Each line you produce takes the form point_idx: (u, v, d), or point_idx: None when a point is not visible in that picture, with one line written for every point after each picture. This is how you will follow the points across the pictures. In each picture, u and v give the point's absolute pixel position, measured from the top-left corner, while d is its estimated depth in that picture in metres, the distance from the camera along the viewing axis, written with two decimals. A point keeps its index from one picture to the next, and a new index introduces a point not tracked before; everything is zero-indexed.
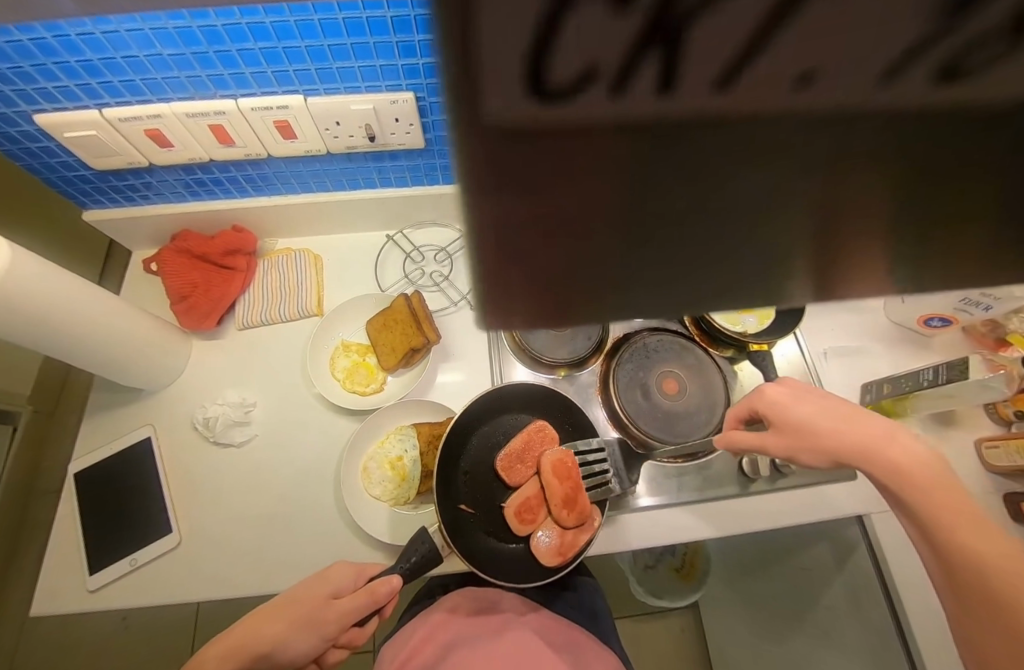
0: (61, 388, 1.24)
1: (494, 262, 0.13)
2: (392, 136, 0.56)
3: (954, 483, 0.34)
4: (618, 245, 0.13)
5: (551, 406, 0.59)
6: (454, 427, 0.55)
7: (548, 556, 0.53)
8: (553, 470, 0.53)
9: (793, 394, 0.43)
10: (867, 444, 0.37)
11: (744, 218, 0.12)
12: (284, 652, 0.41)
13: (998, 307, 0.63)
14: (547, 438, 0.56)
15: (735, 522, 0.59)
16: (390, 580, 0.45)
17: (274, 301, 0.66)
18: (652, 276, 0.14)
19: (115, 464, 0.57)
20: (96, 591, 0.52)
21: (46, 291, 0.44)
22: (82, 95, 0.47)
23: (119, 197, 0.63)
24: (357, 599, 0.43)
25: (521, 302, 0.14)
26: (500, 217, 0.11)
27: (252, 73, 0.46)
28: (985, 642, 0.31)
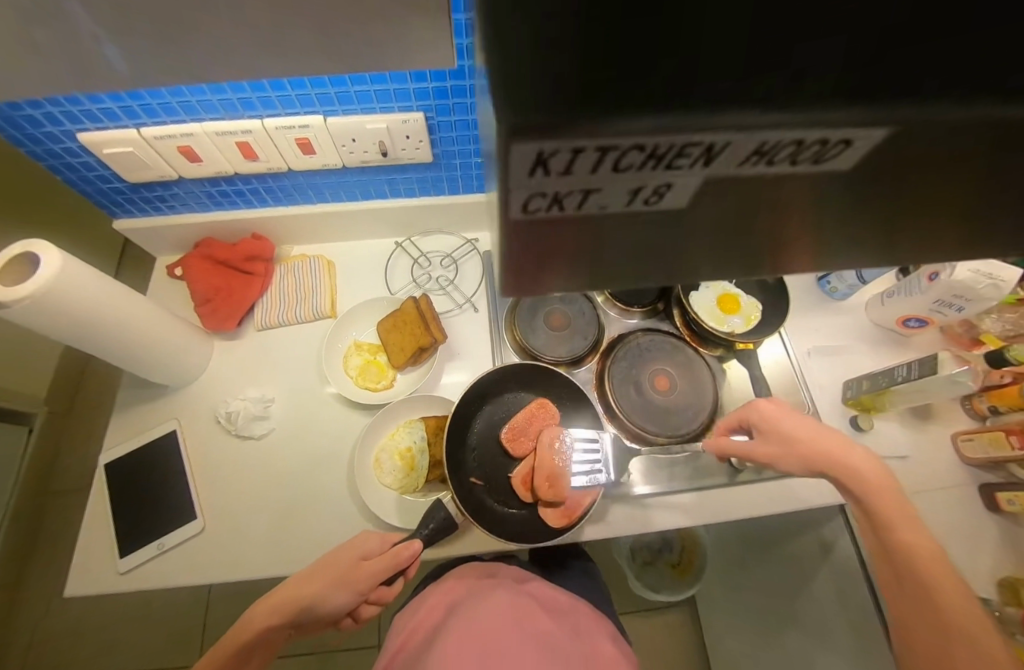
0: (78, 379, 1.35)
1: (525, 248, 0.12)
2: (403, 151, 0.61)
3: (899, 490, 0.41)
4: (657, 235, 0.12)
5: (551, 388, 0.65)
6: (459, 412, 0.60)
7: (555, 518, 0.57)
8: (546, 447, 0.58)
9: (780, 408, 0.48)
10: (840, 454, 0.43)
11: (775, 230, 0.13)
12: (324, 606, 0.47)
13: (968, 309, 0.66)
14: (549, 414, 0.61)
15: (724, 509, 0.63)
16: (411, 545, 0.51)
17: (291, 303, 0.70)
18: (682, 260, 0.14)
19: (143, 456, 0.61)
20: (127, 573, 0.56)
21: (92, 294, 0.49)
22: (123, 116, 0.51)
23: (147, 207, 0.66)
24: (383, 561, 0.48)
25: (547, 280, 0.14)
26: (538, 211, 0.10)
27: (278, 96, 0.51)
28: (907, 612, 0.39)
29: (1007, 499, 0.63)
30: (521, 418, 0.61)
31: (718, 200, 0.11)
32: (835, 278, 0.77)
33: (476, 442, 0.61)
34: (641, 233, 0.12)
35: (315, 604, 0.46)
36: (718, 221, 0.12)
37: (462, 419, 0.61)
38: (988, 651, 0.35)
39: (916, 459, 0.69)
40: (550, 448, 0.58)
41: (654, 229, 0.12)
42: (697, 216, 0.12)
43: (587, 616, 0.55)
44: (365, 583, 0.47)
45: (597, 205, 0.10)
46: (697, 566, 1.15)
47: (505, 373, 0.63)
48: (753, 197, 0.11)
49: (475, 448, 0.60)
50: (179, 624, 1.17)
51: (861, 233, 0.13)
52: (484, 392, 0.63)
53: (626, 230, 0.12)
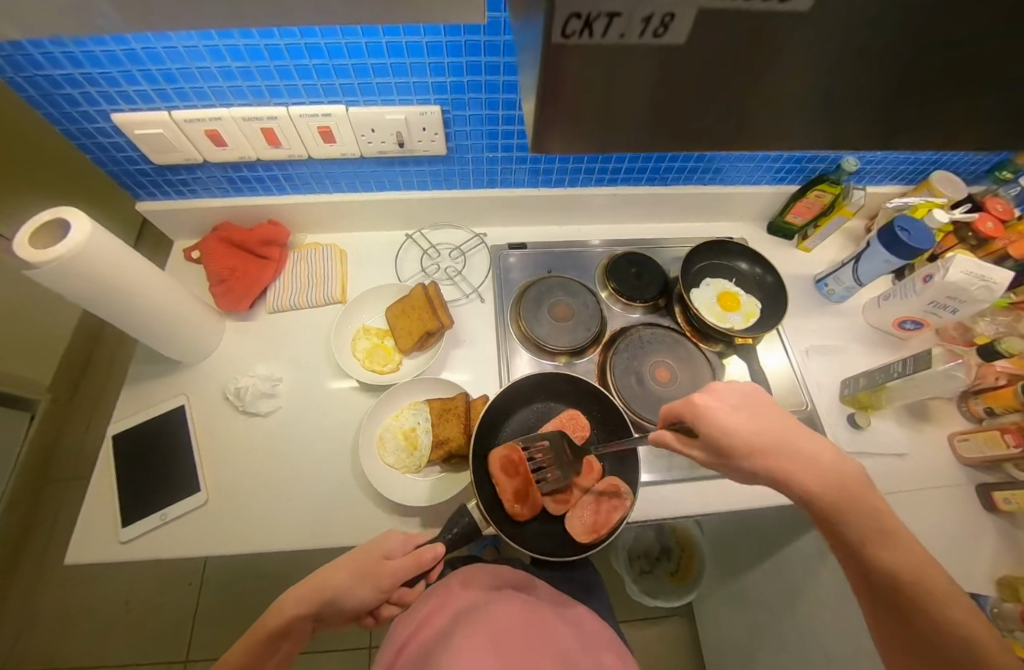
0: (85, 361, 1.39)
1: (556, 89, 0.18)
2: (419, 143, 0.64)
3: (854, 489, 0.37)
4: (650, 71, 0.17)
5: (582, 398, 0.65)
6: (488, 417, 0.60)
7: (581, 533, 0.57)
8: (502, 466, 0.56)
9: (718, 408, 0.42)
10: (799, 463, 0.38)
11: (741, 63, 0.17)
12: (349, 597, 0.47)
13: (962, 311, 0.68)
14: (579, 426, 0.62)
15: (727, 502, 0.62)
16: (435, 547, 0.51)
17: (303, 288, 0.72)
18: (669, 95, 0.19)
19: (150, 429, 0.62)
20: (127, 543, 0.56)
21: (117, 262, 0.51)
22: (156, 99, 0.54)
23: (171, 191, 0.68)
24: (407, 561, 0.49)
25: (568, 119, 0.20)
26: (572, 54, 0.16)
27: (304, 85, 0.54)
28: (879, 607, 0.37)
29: (1003, 498, 0.64)
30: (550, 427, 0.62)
31: (700, 29, 0.15)
32: (832, 280, 0.79)
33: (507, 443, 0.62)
34: (646, 61, 0.17)
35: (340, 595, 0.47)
36: (697, 48, 0.16)
37: (491, 422, 0.61)
38: (968, 647, 0.33)
39: (914, 458, 0.69)
40: (507, 466, 0.56)
41: (653, 60, 0.16)
42: (685, 52, 0.16)
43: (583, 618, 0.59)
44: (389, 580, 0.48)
45: (616, 32, 0.15)
46: (695, 574, 1.14)
47: (540, 381, 0.64)
48: (729, 28, 0.15)
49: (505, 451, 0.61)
50: (171, 621, 1.15)
51: (812, 63, 0.17)
52: (511, 397, 0.63)
53: (630, 64, 0.17)
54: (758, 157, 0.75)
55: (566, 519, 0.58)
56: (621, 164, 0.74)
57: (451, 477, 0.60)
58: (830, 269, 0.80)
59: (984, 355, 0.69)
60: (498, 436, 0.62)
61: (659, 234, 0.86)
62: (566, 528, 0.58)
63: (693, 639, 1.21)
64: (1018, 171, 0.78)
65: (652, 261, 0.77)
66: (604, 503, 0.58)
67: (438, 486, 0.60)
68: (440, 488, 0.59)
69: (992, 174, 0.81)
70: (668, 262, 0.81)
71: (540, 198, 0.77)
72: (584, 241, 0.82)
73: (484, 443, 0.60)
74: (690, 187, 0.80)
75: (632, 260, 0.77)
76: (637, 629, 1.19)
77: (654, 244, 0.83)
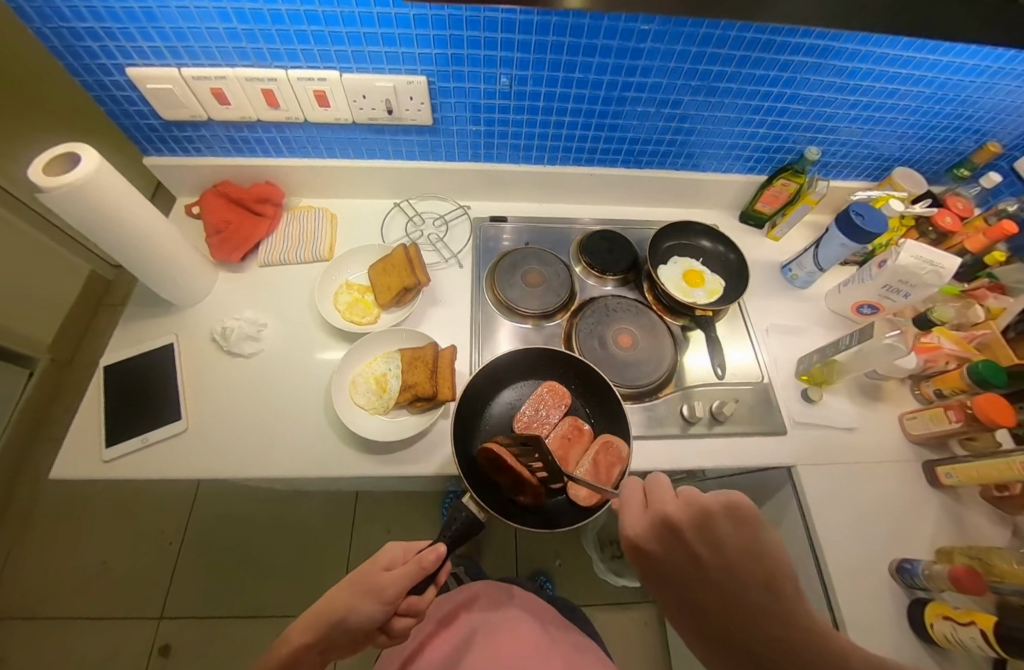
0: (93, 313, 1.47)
1: None
2: (406, 111, 0.69)
3: None
4: None
5: (550, 369, 0.70)
6: (467, 397, 0.65)
7: (587, 497, 0.61)
8: (490, 463, 0.58)
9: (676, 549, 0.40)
10: (759, 629, 0.34)
11: None
12: (353, 617, 0.50)
13: (913, 295, 0.72)
14: (558, 399, 0.67)
15: (679, 459, 0.66)
16: (435, 548, 0.52)
17: (293, 245, 0.77)
18: None
19: (139, 364, 0.66)
20: (110, 462, 0.59)
21: (124, 200, 0.56)
22: (167, 56, 0.59)
23: (177, 148, 0.74)
24: (408, 569, 0.51)
25: None
26: None
27: (302, 49, 0.59)
28: None
29: (946, 472, 0.67)
30: (530, 409, 0.67)
31: None
32: (795, 265, 0.83)
33: (491, 422, 0.67)
34: None
35: (344, 618, 0.50)
36: None
37: (474, 407, 0.66)
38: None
39: (864, 432, 0.73)
40: (495, 462, 0.58)
41: None
42: None
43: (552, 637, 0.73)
44: (393, 590, 0.50)
45: None
46: None
47: (512, 361, 0.68)
48: None
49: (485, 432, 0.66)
50: (152, 577, 1.19)
51: None
52: (490, 378, 0.68)
53: None
54: (727, 144, 0.80)
55: (570, 491, 0.62)
56: (596, 144, 0.79)
57: (417, 419, 0.64)
58: (793, 256, 0.85)
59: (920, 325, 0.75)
60: (478, 418, 0.67)
61: (632, 216, 0.91)
62: (572, 498, 0.62)
63: (660, 624, 1.23)
64: (975, 169, 0.81)
65: (623, 237, 0.82)
66: (602, 459, 0.61)
67: (401, 427, 0.63)
68: (403, 429, 0.63)
69: (952, 172, 0.84)
70: (640, 241, 0.86)
71: (520, 174, 0.83)
72: (574, 219, 0.88)
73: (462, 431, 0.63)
74: (665, 172, 0.85)
75: (604, 235, 0.82)
76: (605, 612, 1.23)
77: (630, 224, 0.88)
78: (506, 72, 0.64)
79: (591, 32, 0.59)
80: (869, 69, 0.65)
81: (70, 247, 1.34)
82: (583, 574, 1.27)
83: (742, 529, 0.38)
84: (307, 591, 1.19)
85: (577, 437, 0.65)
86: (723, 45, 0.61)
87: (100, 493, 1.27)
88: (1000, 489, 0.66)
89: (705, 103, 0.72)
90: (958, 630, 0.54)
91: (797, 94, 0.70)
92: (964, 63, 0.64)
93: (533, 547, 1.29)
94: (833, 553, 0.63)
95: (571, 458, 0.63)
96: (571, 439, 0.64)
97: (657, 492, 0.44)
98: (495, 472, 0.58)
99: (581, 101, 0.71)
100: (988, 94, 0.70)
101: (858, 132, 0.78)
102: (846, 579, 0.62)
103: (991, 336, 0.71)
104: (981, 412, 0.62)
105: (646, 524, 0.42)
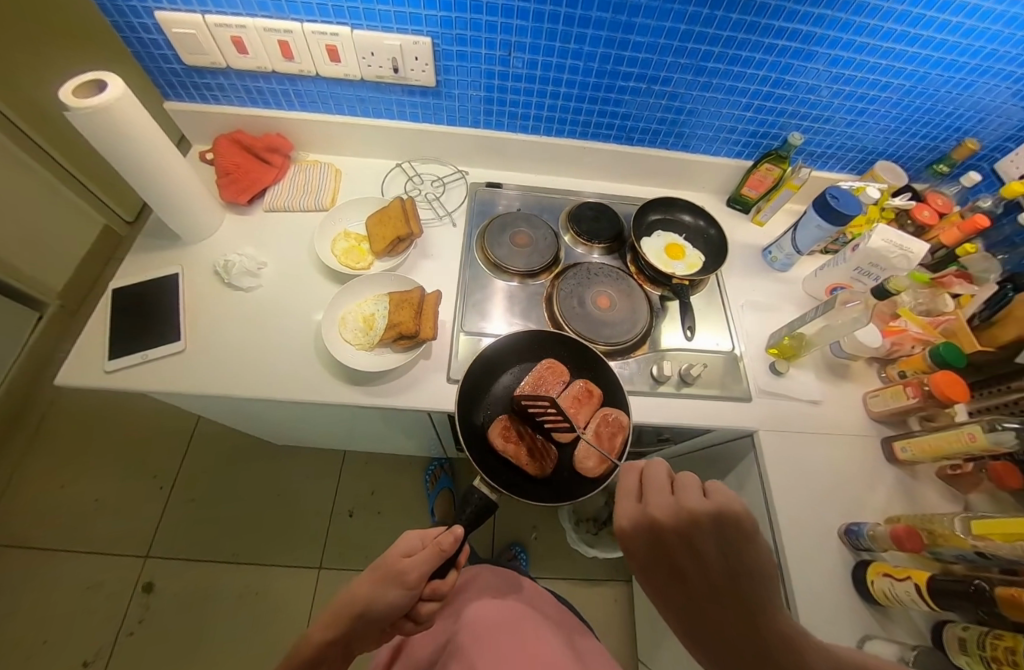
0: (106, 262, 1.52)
1: None
2: (411, 72, 0.73)
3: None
4: None
5: (544, 344, 0.71)
6: (468, 379, 0.66)
7: (594, 467, 0.63)
8: (504, 436, 0.64)
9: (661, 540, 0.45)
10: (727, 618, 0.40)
11: None
12: (377, 606, 0.51)
13: (884, 278, 0.75)
14: (556, 375, 0.68)
15: (646, 414, 0.69)
16: (453, 532, 0.56)
17: (298, 194, 0.83)
18: None
19: (144, 289, 0.71)
20: (111, 373, 0.63)
21: (151, 131, 0.60)
22: (193, 1, 0.63)
23: (195, 94, 0.80)
24: (428, 553, 0.55)
25: None
26: None
27: (318, 4, 0.64)
28: None
29: (901, 447, 0.70)
30: (529, 387, 0.67)
31: None
32: (775, 247, 0.86)
33: (490, 401, 0.68)
34: None
35: (367, 609, 0.51)
36: None
37: (473, 388, 0.67)
38: None
39: (828, 405, 0.76)
40: (509, 436, 0.64)
41: None
42: None
43: (537, 614, 0.77)
44: (414, 575, 0.53)
45: None
46: None
47: (504, 346, 0.69)
48: None
49: (485, 415, 0.67)
50: (138, 516, 1.23)
51: None
52: (488, 359, 0.69)
53: None
54: (716, 127, 0.84)
55: (578, 465, 0.64)
56: (590, 118, 0.83)
57: (399, 357, 0.68)
58: (775, 239, 0.88)
59: (878, 296, 0.71)
60: (479, 400, 0.68)
61: (622, 192, 0.95)
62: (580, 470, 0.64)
63: (630, 602, 1.27)
64: (954, 165, 0.84)
65: (610, 209, 0.87)
66: (605, 429, 0.64)
67: (384, 362, 0.67)
68: (386, 364, 0.67)
69: (933, 168, 0.87)
70: (626, 216, 0.91)
71: (517, 142, 0.88)
72: (576, 192, 0.93)
73: (463, 417, 0.65)
74: (656, 151, 0.89)
75: (592, 205, 0.86)
76: (578, 587, 1.26)
77: (619, 199, 0.93)
78: (505, 39, 0.68)
79: (586, 4, 0.62)
80: (852, 57, 0.69)
81: (86, 198, 1.39)
82: (557, 548, 1.30)
83: (722, 534, 0.43)
84: (288, 544, 1.23)
85: (587, 400, 0.66)
86: (712, 24, 0.65)
87: (98, 433, 1.32)
88: (953, 466, 0.68)
89: (696, 83, 0.75)
90: (894, 586, 0.57)
91: (784, 79, 0.73)
92: (942, 58, 0.67)
93: (511, 518, 1.32)
94: (787, 516, 0.66)
95: (581, 419, 0.65)
96: (581, 400, 0.66)
97: (647, 482, 0.50)
98: (510, 445, 0.63)
99: (576, 73, 0.74)
100: (967, 92, 0.73)
101: (844, 123, 0.82)
102: (804, 545, 0.64)
103: (954, 323, 0.75)
104: (937, 387, 0.64)
105: (638, 516, 0.47)
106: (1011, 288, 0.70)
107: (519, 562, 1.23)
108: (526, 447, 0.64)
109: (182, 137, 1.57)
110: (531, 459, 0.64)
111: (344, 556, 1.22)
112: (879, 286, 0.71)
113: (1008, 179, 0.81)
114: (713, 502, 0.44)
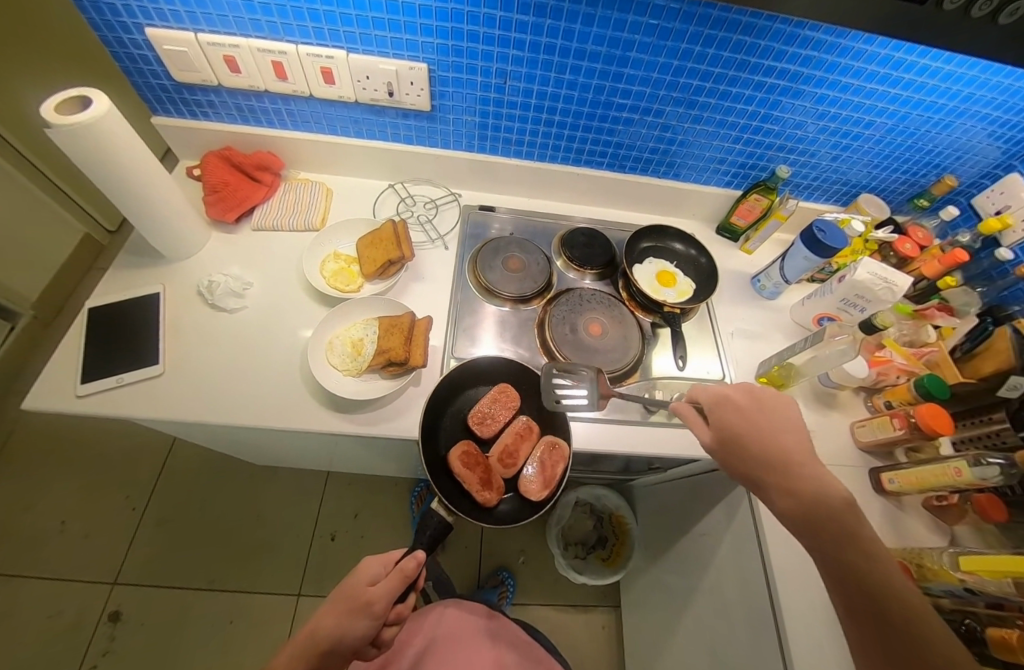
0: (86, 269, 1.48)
1: None
2: (406, 96, 0.74)
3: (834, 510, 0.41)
4: None
5: (521, 377, 0.72)
6: (432, 398, 0.66)
7: (537, 492, 0.65)
8: (463, 461, 0.64)
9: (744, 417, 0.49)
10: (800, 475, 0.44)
11: None
12: (344, 643, 0.49)
13: (869, 309, 0.76)
14: (510, 397, 0.69)
15: (638, 444, 0.68)
16: (415, 555, 0.55)
17: (287, 213, 0.82)
18: None
19: (122, 309, 0.68)
20: (82, 398, 0.60)
21: (139, 144, 0.59)
22: (186, 20, 0.63)
23: (184, 111, 0.78)
24: (392, 580, 0.52)
25: None
26: None
27: (313, 27, 0.63)
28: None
29: (889, 478, 0.69)
30: (487, 410, 0.68)
31: None
32: (764, 276, 0.87)
33: (449, 420, 0.69)
34: None
35: (333, 644, 0.49)
36: None
37: (436, 410, 0.67)
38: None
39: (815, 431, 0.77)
40: (468, 459, 0.65)
41: None
42: None
43: (515, 644, 0.75)
44: (381, 607, 0.51)
45: None
46: (624, 558, 1.16)
47: (480, 372, 0.70)
48: None
49: (446, 438, 0.68)
50: (108, 544, 1.16)
51: None
52: (451, 383, 0.69)
53: None
54: (706, 158, 0.86)
55: (522, 488, 0.66)
56: (584, 145, 0.84)
57: (387, 383, 0.66)
58: (763, 268, 0.90)
59: (866, 329, 0.76)
60: (438, 421, 0.68)
61: (614, 218, 0.96)
62: (524, 494, 0.66)
63: (618, 628, 1.24)
64: (933, 200, 0.86)
65: (602, 235, 0.87)
66: (549, 459, 0.66)
67: (369, 389, 0.66)
68: (371, 391, 0.65)
69: (914, 201, 0.89)
70: (620, 242, 0.92)
71: (511, 166, 0.88)
72: (568, 217, 0.93)
73: (427, 438, 0.65)
74: (647, 179, 0.91)
75: (585, 231, 0.87)
76: (562, 613, 1.23)
77: (613, 226, 0.94)
78: (501, 67, 0.69)
79: (582, 37, 0.64)
80: (838, 95, 0.71)
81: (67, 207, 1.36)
82: (544, 572, 1.27)
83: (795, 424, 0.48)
84: (266, 570, 1.18)
85: (526, 433, 0.68)
86: (704, 60, 0.66)
87: (68, 451, 1.27)
88: (939, 498, 0.68)
89: (687, 116, 0.77)
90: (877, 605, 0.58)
91: (772, 114, 0.75)
92: (923, 99, 0.70)
93: (498, 540, 1.30)
94: (779, 550, 0.62)
95: (521, 453, 0.67)
96: (527, 428, 0.68)
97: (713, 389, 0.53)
98: (466, 470, 0.64)
99: (570, 102, 0.75)
100: (947, 131, 0.76)
101: (829, 157, 0.84)
102: (795, 575, 0.60)
103: (937, 354, 0.75)
104: (923, 419, 0.65)
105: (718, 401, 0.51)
106: (990, 323, 0.75)
107: (506, 587, 1.19)
108: (480, 475, 0.64)
109: (168, 150, 1.59)
110: (482, 486, 0.64)
111: (323, 581, 1.17)
112: (869, 322, 0.76)
113: (984, 215, 0.82)
114: (803, 428, 0.47)
